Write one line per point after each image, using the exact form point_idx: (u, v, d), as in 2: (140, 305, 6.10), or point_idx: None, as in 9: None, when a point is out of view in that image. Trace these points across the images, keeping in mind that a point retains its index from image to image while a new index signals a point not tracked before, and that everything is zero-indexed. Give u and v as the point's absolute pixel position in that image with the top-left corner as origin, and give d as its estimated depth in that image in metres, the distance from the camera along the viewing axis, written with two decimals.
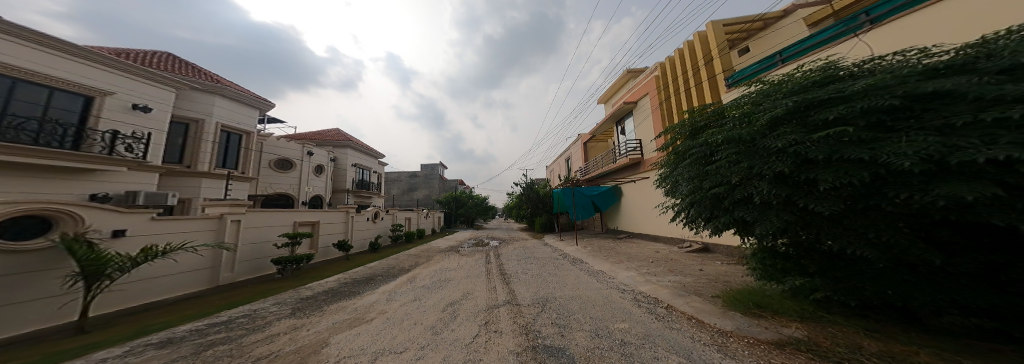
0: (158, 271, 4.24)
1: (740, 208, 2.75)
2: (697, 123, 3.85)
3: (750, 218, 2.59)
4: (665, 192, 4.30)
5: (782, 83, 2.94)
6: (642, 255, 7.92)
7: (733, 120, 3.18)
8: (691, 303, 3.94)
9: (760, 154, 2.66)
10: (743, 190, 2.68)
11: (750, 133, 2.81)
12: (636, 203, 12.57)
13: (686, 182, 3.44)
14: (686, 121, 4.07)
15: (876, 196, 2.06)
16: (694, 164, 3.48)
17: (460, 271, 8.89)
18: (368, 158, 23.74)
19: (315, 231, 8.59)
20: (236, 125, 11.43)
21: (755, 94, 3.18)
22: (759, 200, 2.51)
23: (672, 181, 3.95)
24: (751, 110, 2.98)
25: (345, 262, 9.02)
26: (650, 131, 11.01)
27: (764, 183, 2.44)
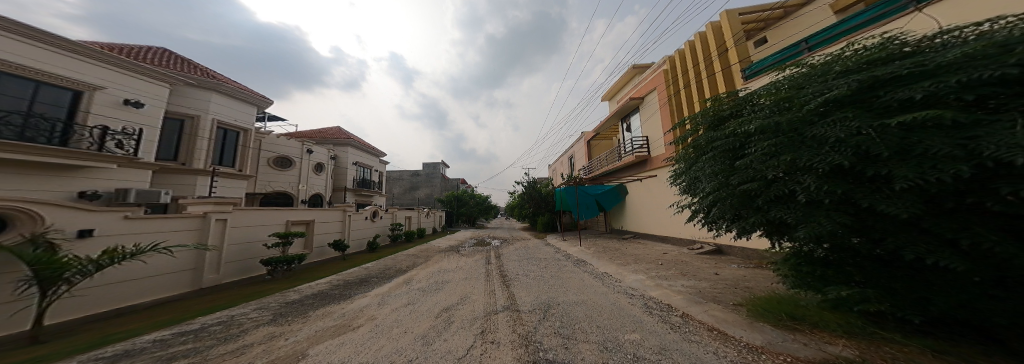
0: (129, 273, 3.95)
1: (776, 207, 2.37)
2: (720, 113, 3.47)
3: (791, 220, 2.20)
4: (680, 190, 3.92)
5: (831, 63, 2.52)
6: (649, 257, 7.52)
7: (767, 108, 2.80)
8: (710, 311, 3.52)
9: (805, 145, 2.26)
10: (783, 187, 2.29)
11: (792, 121, 2.43)
12: (642, 202, 12.12)
13: (709, 178, 3.05)
14: (707, 111, 3.67)
15: (981, 194, 1.66)
16: (718, 158, 3.09)
17: (458, 272, 8.57)
18: (368, 156, 23.52)
19: (310, 230, 8.33)
20: (233, 122, 11.28)
21: (794, 78, 2.76)
22: (804, 199, 2.12)
23: (689, 177, 3.58)
24: (792, 95, 2.59)
25: (340, 262, 8.73)
26: (657, 127, 10.57)
27: (813, 179, 2.05)
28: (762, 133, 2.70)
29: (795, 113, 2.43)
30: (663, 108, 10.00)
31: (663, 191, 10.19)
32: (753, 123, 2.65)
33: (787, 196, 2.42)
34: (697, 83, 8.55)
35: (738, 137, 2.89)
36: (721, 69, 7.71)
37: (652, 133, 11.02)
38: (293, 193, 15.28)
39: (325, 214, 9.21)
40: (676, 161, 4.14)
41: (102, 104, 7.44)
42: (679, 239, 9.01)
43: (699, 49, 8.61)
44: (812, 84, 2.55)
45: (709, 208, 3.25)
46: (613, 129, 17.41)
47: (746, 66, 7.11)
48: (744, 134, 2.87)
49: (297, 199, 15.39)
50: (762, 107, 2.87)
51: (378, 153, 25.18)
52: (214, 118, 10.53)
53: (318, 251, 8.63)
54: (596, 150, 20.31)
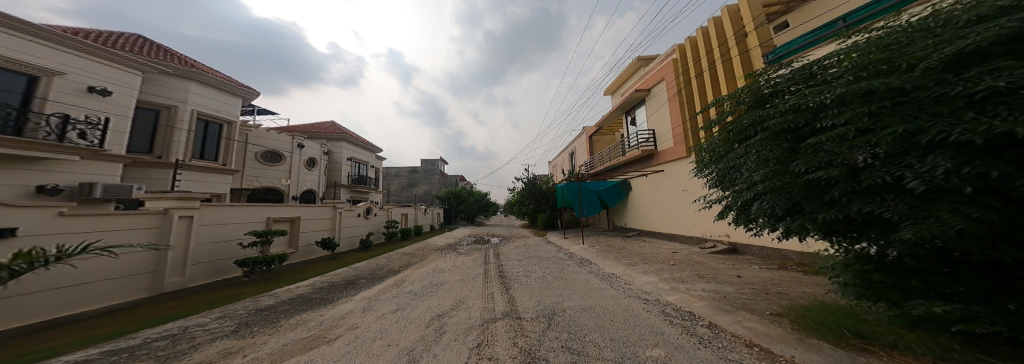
0: (72, 277, 3.49)
1: (863, 199, 1.80)
2: (768, 90, 2.92)
3: (891, 217, 1.64)
4: (711, 183, 3.38)
5: (942, 15, 1.97)
6: (658, 257, 7.03)
7: (845, 76, 2.24)
8: (743, 322, 2.93)
9: (920, 115, 1.70)
10: (878, 173, 1.72)
11: (893, 86, 1.85)
12: (646, 198, 11.60)
13: (758, 165, 2.49)
14: (750, 87, 3.11)
15: None
16: (770, 141, 2.53)
17: (455, 272, 8.09)
18: (364, 152, 22.90)
19: (296, 228, 7.79)
20: (216, 114, 10.77)
21: (882, 37, 2.20)
22: (917, 187, 1.55)
23: (723, 165, 3.04)
24: (892, 55, 2.00)
25: (329, 262, 8.20)
26: (665, 119, 10.06)
27: (937, 158, 1.48)
28: (842, 105, 2.14)
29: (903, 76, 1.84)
30: (672, 100, 9.46)
31: (670, 187, 9.68)
32: (833, 92, 2.08)
33: (876, 186, 1.85)
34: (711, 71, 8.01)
35: (801, 114, 2.32)
36: (739, 54, 7.13)
37: (660, 126, 10.50)
38: (284, 189, 14.69)
39: (313, 211, 8.70)
40: (706, 149, 3.59)
41: (64, 91, 6.95)
42: (688, 237, 8.51)
43: (713, 36, 8.04)
44: (920, 41, 1.96)
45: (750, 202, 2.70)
46: (616, 123, 16.87)
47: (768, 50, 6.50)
48: (811, 110, 2.30)
49: (288, 196, 14.80)
50: (836, 76, 2.31)
51: (374, 149, 24.55)
52: (194, 108, 10.01)
53: (305, 250, 8.10)
54: (598, 146, 19.80)
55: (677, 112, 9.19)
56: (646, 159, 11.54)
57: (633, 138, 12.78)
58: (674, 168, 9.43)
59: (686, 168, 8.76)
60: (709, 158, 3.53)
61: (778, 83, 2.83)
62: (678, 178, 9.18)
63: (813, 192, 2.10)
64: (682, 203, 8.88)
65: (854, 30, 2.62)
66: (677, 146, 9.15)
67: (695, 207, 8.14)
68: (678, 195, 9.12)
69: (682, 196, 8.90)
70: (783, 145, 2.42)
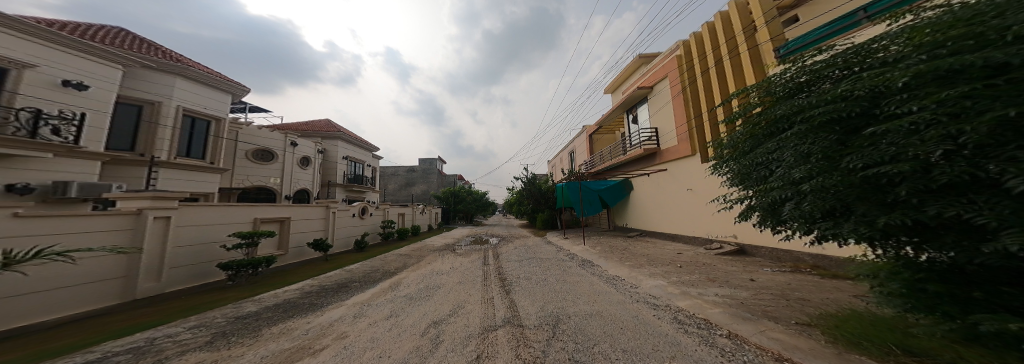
0: (32, 282, 3.23)
1: (937, 201, 1.54)
2: (804, 79, 2.66)
3: (982, 222, 1.36)
4: (736, 180, 3.15)
5: None
6: (663, 258, 6.80)
7: (914, 57, 1.93)
8: (768, 332, 2.66)
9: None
10: (962, 170, 1.44)
11: (984, 64, 1.54)
12: (648, 198, 11.39)
13: (801, 160, 2.23)
14: (787, 76, 2.84)
15: None
16: (814, 133, 2.27)
17: (452, 274, 7.81)
18: (360, 151, 22.49)
19: (286, 229, 7.46)
20: (204, 110, 10.43)
21: (958, 10, 1.87)
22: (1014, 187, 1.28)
23: (751, 162, 2.77)
24: (976, 29, 1.69)
25: (321, 264, 7.88)
26: (668, 117, 9.83)
27: None
28: (908, 90, 1.85)
29: (998, 51, 1.54)
30: (676, 97, 9.23)
31: (672, 186, 9.47)
32: (898, 74, 1.80)
33: (958, 187, 1.57)
34: (718, 67, 7.78)
35: (853, 101, 2.05)
36: (748, 49, 6.89)
37: (663, 124, 10.28)
38: (276, 188, 14.30)
39: (305, 211, 8.38)
40: (729, 145, 3.36)
41: (36, 85, 6.66)
42: (692, 238, 8.30)
43: (719, 31, 7.80)
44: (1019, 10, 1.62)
45: (783, 202, 2.47)
46: (617, 122, 16.65)
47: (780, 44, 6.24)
48: (865, 97, 2.03)
49: (281, 195, 14.41)
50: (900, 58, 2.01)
51: (371, 147, 24.16)
52: (180, 105, 9.68)
53: (296, 252, 7.77)
54: (598, 144, 19.58)
55: (681, 109, 8.98)
56: (649, 158, 11.32)
57: (635, 136, 12.56)
58: (677, 167, 9.23)
59: (690, 166, 8.55)
60: (733, 154, 3.29)
61: (815, 69, 2.55)
62: (682, 177, 8.98)
63: (871, 191, 1.83)
64: (685, 203, 8.68)
65: (904, 9, 2.35)
66: (680, 144, 8.94)
67: (699, 206, 7.94)
68: (681, 194, 8.92)
69: (685, 195, 8.70)
70: (829, 137, 2.15)
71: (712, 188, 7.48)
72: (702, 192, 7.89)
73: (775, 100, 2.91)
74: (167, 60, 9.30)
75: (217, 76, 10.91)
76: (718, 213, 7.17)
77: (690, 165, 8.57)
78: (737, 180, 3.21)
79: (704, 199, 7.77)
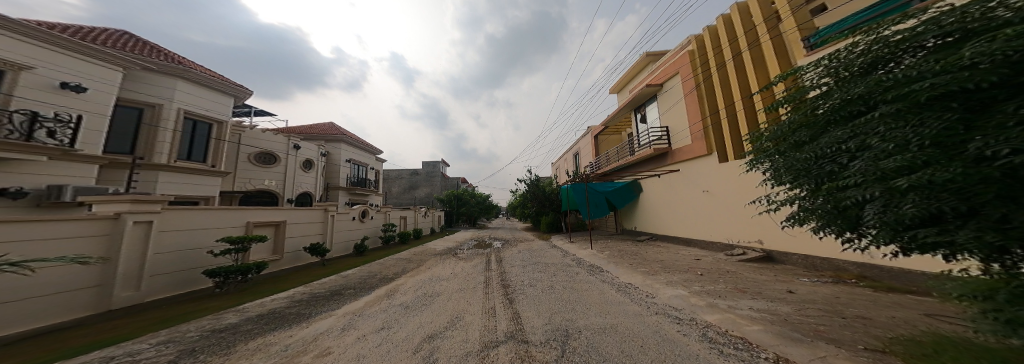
0: None
1: None
2: (884, 54, 2.29)
3: None
4: (786, 177, 2.77)
5: None
6: (679, 264, 6.30)
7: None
8: (827, 358, 2.18)
9: None
10: None
11: None
12: (659, 200, 10.88)
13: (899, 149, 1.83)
14: (857, 54, 2.46)
15: None
16: (913, 115, 1.86)
17: (453, 281, 7.43)
18: (363, 153, 22.42)
19: (282, 233, 7.17)
20: (206, 113, 10.26)
21: None
22: None
23: (816, 153, 2.39)
24: None
25: (318, 269, 7.57)
26: (680, 115, 9.34)
27: None
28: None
29: None
30: (689, 95, 8.73)
31: (686, 187, 8.98)
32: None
33: None
34: (736, 60, 7.29)
35: (975, 73, 1.64)
36: (770, 39, 6.40)
37: (674, 123, 9.80)
38: (278, 191, 14.17)
39: (303, 214, 8.13)
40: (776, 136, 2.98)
41: (32, 87, 6.50)
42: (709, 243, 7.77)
43: (736, 22, 7.31)
44: None
45: (864, 201, 2.07)
46: (623, 122, 16.20)
47: (809, 33, 5.74)
48: (992, 68, 1.62)
49: (283, 198, 14.28)
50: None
51: (374, 150, 24.10)
52: (182, 107, 9.52)
53: (292, 256, 7.48)
54: (604, 145, 19.11)
55: (696, 107, 8.48)
56: (659, 158, 10.82)
57: (644, 136, 12.08)
58: (691, 166, 8.73)
59: (705, 166, 8.05)
60: (782, 146, 2.90)
61: (900, 41, 2.14)
62: (696, 177, 8.49)
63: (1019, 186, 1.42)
64: (700, 205, 8.19)
65: None
66: (695, 143, 8.46)
67: (716, 209, 7.44)
68: (695, 196, 8.43)
69: (699, 196, 8.22)
70: (935, 120, 1.74)
71: (731, 189, 6.97)
72: (719, 193, 7.39)
73: (842, 81, 2.52)
74: (168, 62, 9.14)
75: (220, 78, 10.79)
76: (738, 215, 6.68)
77: (705, 165, 8.06)
78: (784, 177, 2.81)
79: (721, 200, 7.27)
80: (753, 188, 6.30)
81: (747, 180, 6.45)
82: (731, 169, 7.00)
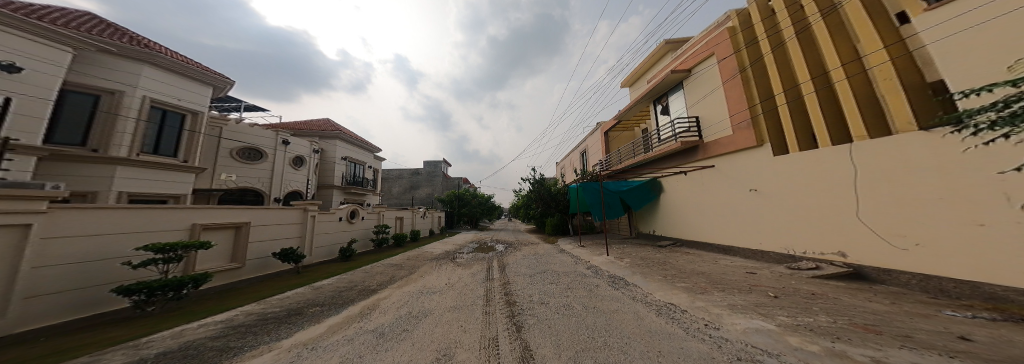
0: None
1: None
2: None
3: None
4: None
5: None
6: (731, 280, 5.02)
7: None
8: None
9: None
10: None
11: None
12: (686, 200, 9.59)
13: None
14: None
15: None
16: None
17: (447, 295, 6.21)
18: (360, 151, 21.37)
19: (244, 237, 6.02)
20: (178, 103, 9.12)
21: None
22: None
23: None
24: None
25: (289, 279, 6.40)
26: (717, 103, 8.06)
27: None
28: None
29: None
30: (732, 77, 7.40)
31: (722, 185, 7.73)
32: None
33: None
34: (803, 31, 6.00)
35: None
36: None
37: (708, 113, 8.51)
38: (264, 190, 13.09)
39: (275, 215, 6.98)
40: None
41: None
42: (763, 252, 6.44)
43: None
44: None
45: None
46: (638, 117, 15.00)
47: None
48: None
49: (269, 197, 13.23)
50: None
51: (373, 148, 23.16)
52: (148, 95, 8.35)
53: (256, 264, 6.31)
54: (615, 143, 17.87)
55: (740, 90, 7.16)
56: (686, 154, 9.54)
57: (666, 129, 10.83)
58: (730, 160, 7.45)
59: (751, 159, 6.79)
60: None
61: None
62: (736, 174, 7.22)
63: None
64: (744, 205, 6.92)
65: None
66: (737, 133, 7.16)
67: (770, 210, 6.19)
68: (736, 195, 7.17)
69: (743, 195, 6.96)
70: None
71: (791, 185, 5.72)
72: (773, 192, 6.13)
73: None
74: (136, 46, 8.00)
75: (197, 66, 9.65)
76: (806, 218, 5.42)
77: (750, 158, 6.81)
78: None
79: (777, 200, 6.01)
80: (826, 184, 5.05)
81: (818, 174, 5.20)
82: (792, 161, 5.73)
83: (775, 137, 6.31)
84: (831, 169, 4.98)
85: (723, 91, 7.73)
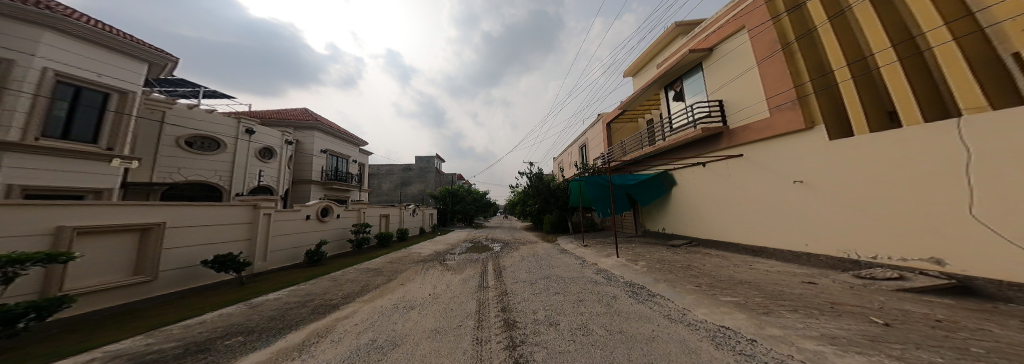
0: None
1: None
2: None
3: None
4: None
5: None
6: (792, 291, 3.88)
7: None
8: None
9: None
10: None
11: None
12: (703, 195, 8.60)
13: None
14: None
15: None
16: None
17: (429, 312, 4.93)
18: (343, 144, 19.71)
19: (154, 243, 4.59)
20: (96, 79, 7.52)
21: None
22: None
23: None
24: None
25: (219, 295, 4.96)
26: (750, 83, 6.98)
27: None
28: None
29: None
30: (774, 50, 6.28)
31: (752, 177, 6.70)
32: None
33: None
34: None
35: None
36: None
37: (737, 94, 7.42)
38: (223, 185, 11.50)
39: (209, 213, 5.55)
40: None
41: None
42: (810, 255, 5.37)
43: None
44: None
45: None
46: (644, 106, 13.97)
47: None
48: None
49: (229, 193, 11.63)
50: None
51: (358, 141, 21.48)
52: (49, 66, 6.79)
53: (177, 275, 4.93)
54: (618, 135, 16.80)
55: (782, 65, 6.06)
56: (704, 143, 8.53)
57: (681, 117, 9.77)
58: (764, 147, 6.41)
59: (793, 145, 5.73)
60: None
61: None
62: (772, 163, 6.19)
63: None
64: (782, 199, 5.91)
65: None
66: (776, 115, 6.10)
67: (821, 205, 5.16)
68: (772, 188, 6.16)
69: (781, 187, 5.95)
70: None
71: (853, 174, 4.69)
72: (825, 182, 5.11)
73: None
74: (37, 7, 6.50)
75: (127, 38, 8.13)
76: (876, 214, 4.41)
77: (791, 143, 5.77)
78: None
79: (832, 192, 4.99)
80: (909, 170, 4.04)
81: (898, 158, 4.17)
82: (856, 147, 4.68)
83: (833, 119, 5.21)
84: (919, 152, 3.97)
85: (760, 67, 6.62)
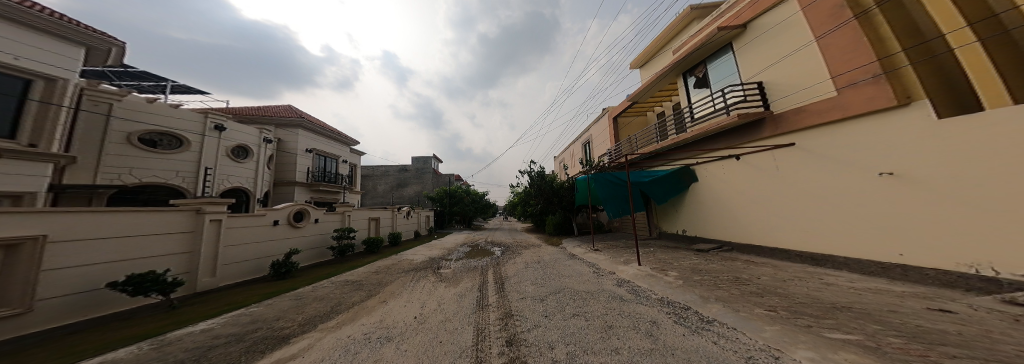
0: None
1: None
2: None
3: None
4: None
5: None
6: (938, 327, 2.65)
7: None
8: None
9: None
10: None
11: None
12: (737, 193, 7.43)
13: None
14: None
15: None
16: None
17: (411, 347, 3.65)
18: (332, 144, 18.40)
19: (34, 264, 3.40)
20: (14, 62, 6.46)
21: None
22: None
23: None
24: None
25: (125, 328, 3.67)
26: (807, 59, 5.79)
27: None
28: None
29: None
30: (847, 15, 5.09)
31: (812, 171, 5.53)
32: None
33: None
34: None
35: None
36: None
37: (790, 73, 6.20)
38: (186, 187, 10.21)
39: (119, 220, 4.27)
40: None
41: None
42: (909, 269, 4.21)
43: None
44: None
45: None
46: (656, 98, 12.85)
47: None
48: None
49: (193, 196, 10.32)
50: None
51: (348, 140, 20.13)
52: None
53: (71, 303, 3.70)
54: (626, 130, 15.64)
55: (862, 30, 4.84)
56: (739, 133, 7.36)
57: (706, 105, 8.63)
58: (833, 133, 5.21)
59: (878, 128, 4.55)
60: None
61: None
62: (844, 152, 5.02)
63: None
64: (861, 197, 4.76)
65: None
66: (854, 93, 4.89)
67: (928, 203, 4.00)
68: (842, 183, 5.01)
69: (858, 182, 4.80)
70: None
71: (981, 162, 3.53)
72: (932, 175, 3.96)
73: None
74: None
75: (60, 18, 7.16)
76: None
77: (876, 127, 4.59)
78: None
79: (945, 187, 3.84)
80: None
81: None
82: (982, 125, 3.52)
83: (945, 93, 3.99)
84: None
85: (827, 37, 5.39)
